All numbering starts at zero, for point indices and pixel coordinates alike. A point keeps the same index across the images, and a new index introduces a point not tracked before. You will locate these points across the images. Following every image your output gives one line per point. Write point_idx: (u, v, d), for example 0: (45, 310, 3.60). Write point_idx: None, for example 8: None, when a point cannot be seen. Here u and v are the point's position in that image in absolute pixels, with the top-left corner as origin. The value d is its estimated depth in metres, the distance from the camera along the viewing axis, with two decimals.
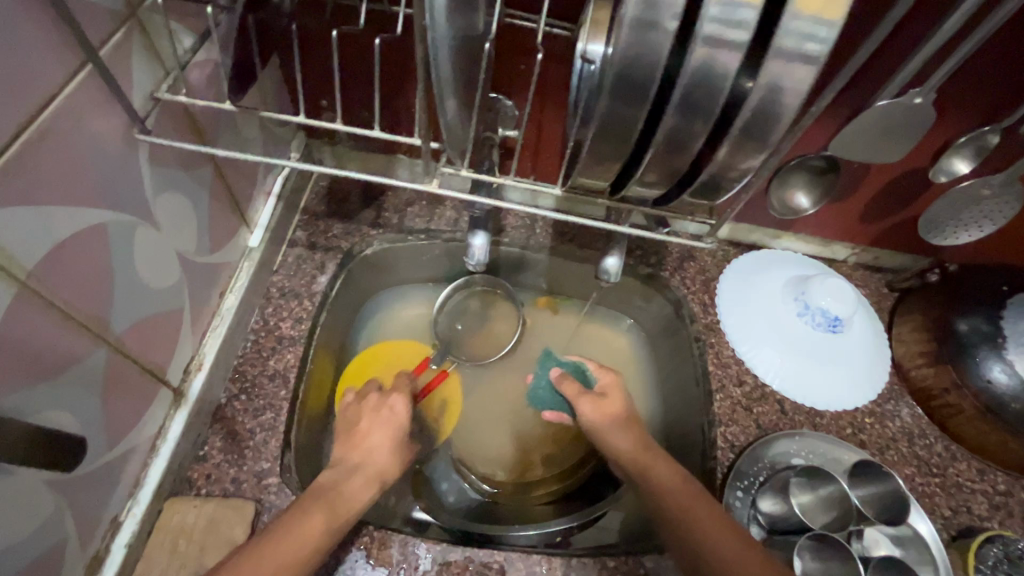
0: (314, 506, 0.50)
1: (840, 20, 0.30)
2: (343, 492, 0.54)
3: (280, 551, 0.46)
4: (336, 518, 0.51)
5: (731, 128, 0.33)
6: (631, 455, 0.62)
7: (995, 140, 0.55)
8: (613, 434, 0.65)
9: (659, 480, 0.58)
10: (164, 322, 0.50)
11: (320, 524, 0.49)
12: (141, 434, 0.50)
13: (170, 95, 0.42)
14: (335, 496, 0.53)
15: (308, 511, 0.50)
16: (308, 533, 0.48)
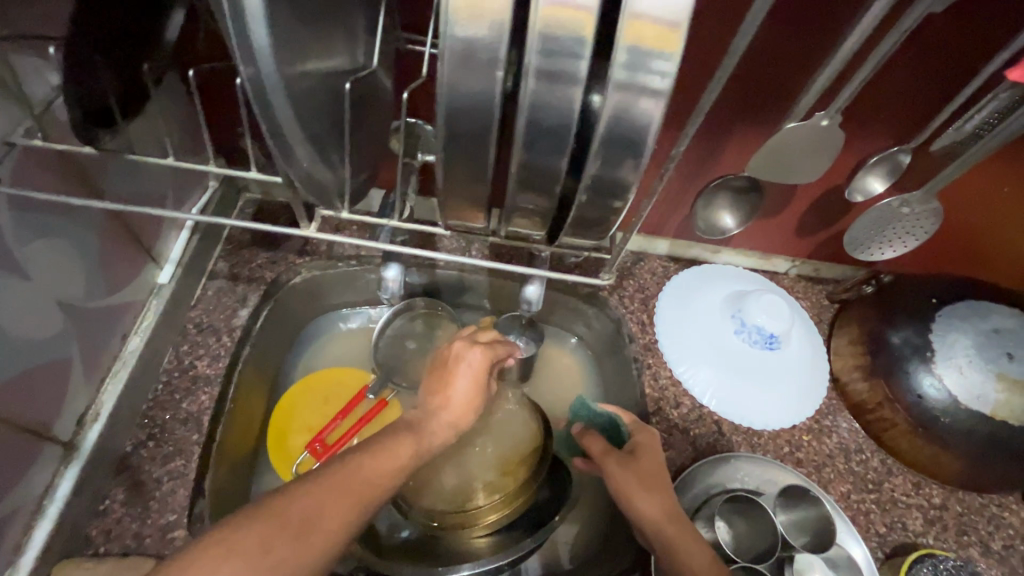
0: (408, 445, 0.46)
1: (680, 49, 0.28)
2: (442, 435, 0.49)
3: (359, 477, 0.41)
4: (424, 458, 0.47)
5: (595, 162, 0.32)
6: (654, 529, 0.50)
7: (906, 160, 0.53)
8: (639, 497, 0.51)
9: (689, 563, 0.48)
10: (42, 375, 0.48)
11: (412, 457, 0.45)
12: (22, 495, 0.47)
13: (25, 141, 0.40)
14: (427, 432, 0.48)
15: (408, 449, 0.46)
16: (392, 466, 0.44)
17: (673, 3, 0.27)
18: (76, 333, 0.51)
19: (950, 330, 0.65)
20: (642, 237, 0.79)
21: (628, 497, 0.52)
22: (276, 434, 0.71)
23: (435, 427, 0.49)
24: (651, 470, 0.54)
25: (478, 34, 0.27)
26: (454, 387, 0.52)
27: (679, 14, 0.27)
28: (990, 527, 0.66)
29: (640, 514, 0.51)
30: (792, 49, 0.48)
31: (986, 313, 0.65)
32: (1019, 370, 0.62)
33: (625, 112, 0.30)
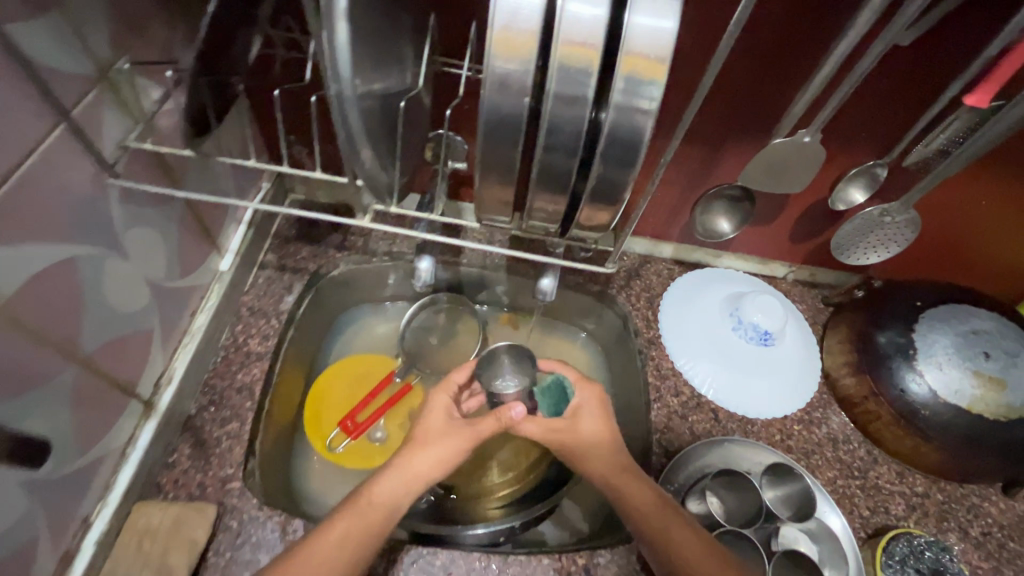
0: (348, 518, 0.52)
1: (666, 78, 0.34)
2: (380, 492, 0.54)
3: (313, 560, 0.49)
4: (372, 520, 0.53)
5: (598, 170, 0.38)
6: (604, 476, 0.59)
7: (883, 174, 0.60)
8: (582, 459, 0.61)
9: (636, 507, 0.57)
10: (132, 342, 0.54)
11: (354, 527, 0.52)
12: (112, 443, 0.54)
13: (137, 143, 0.48)
14: (362, 500, 0.54)
15: (350, 518, 0.52)
16: (334, 543, 0.51)
17: (662, 41, 0.33)
18: (158, 306, 0.58)
19: (933, 330, 0.71)
20: (648, 240, 0.85)
21: (576, 456, 0.62)
22: (312, 412, 0.79)
23: (375, 493, 0.54)
24: (595, 431, 0.62)
25: (507, 67, 0.34)
26: (427, 428, 0.59)
27: (663, 50, 0.33)
28: (969, 515, 0.71)
29: (590, 466, 0.60)
30: (773, 78, 0.56)
31: (967, 317, 0.71)
32: (995, 368, 0.67)
33: (622, 131, 0.36)
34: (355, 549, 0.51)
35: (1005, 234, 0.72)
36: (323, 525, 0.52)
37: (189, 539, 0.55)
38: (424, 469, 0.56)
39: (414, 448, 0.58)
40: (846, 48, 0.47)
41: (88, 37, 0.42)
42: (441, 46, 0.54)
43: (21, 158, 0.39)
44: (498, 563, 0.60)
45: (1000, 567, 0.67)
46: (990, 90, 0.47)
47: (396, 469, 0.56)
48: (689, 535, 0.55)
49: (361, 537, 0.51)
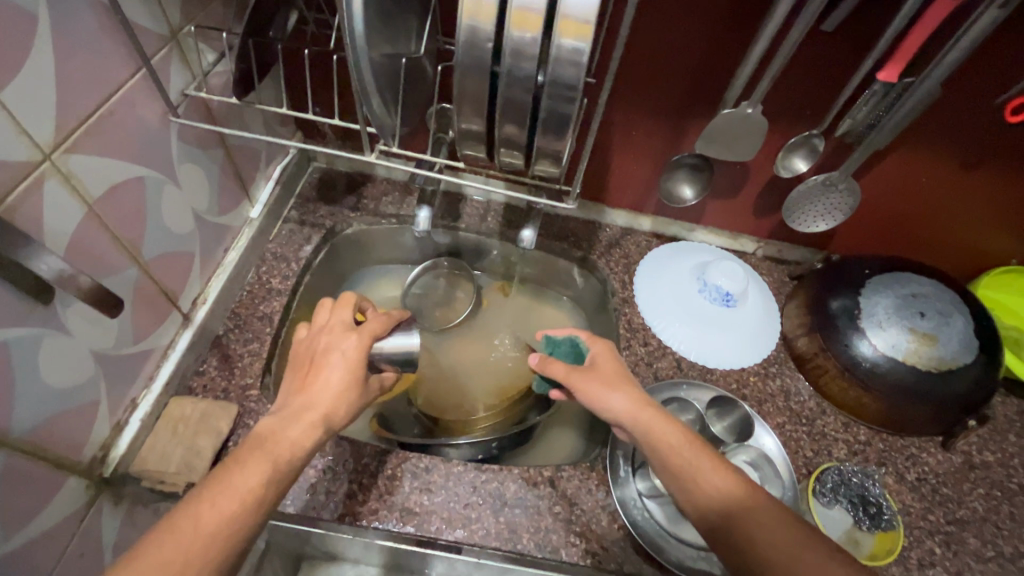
0: (256, 457, 0.47)
1: (592, 37, 0.42)
2: (293, 432, 0.49)
3: (215, 503, 0.43)
4: (276, 462, 0.47)
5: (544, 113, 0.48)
6: (630, 415, 0.59)
7: (820, 144, 0.71)
8: (604, 396, 0.60)
9: (670, 444, 0.56)
10: (177, 260, 0.66)
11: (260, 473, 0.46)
12: (156, 341, 0.66)
13: (195, 92, 0.60)
14: (270, 440, 0.48)
15: (256, 460, 0.47)
16: (239, 490, 0.45)
17: (588, 7, 0.41)
18: (199, 236, 0.70)
19: (875, 293, 0.77)
20: (628, 213, 0.93)
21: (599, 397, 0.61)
22: None
23: (268, 433, 0.49)
24: (609, 376, 0.62)
25: (470, 28, 0.43)
26: (322, 375, 0.53)
27: (589, 14, 0.41)
28: (907, 462, 0.78)
29: (613, 407, 0.60)
30: (721, 56, 0.66)
31: (907, 282, 0.78)
32: (929, 326, 0.74)
33: (562, 78, 0.44)
34: (257, 497, 0.45)
35: (949, 208, 0.80)
36: (225, 467, 0.46)
37: (214, 427, 0.65)
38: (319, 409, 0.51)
39: (304, 388, 0.53)
40: (771, 32, 0.57)
41: (165, 6, 0.55)
42: (444, 31, 0.66)
43: (113, 91, 0.51)
44: (474, 469, 0.69)
45: (931, 507, 0.74)
46: (898, 66, 0.58)
47: (302, 407, 0.51)
48: (722, 471, 0.54)
49: (265, 484, 0.46)
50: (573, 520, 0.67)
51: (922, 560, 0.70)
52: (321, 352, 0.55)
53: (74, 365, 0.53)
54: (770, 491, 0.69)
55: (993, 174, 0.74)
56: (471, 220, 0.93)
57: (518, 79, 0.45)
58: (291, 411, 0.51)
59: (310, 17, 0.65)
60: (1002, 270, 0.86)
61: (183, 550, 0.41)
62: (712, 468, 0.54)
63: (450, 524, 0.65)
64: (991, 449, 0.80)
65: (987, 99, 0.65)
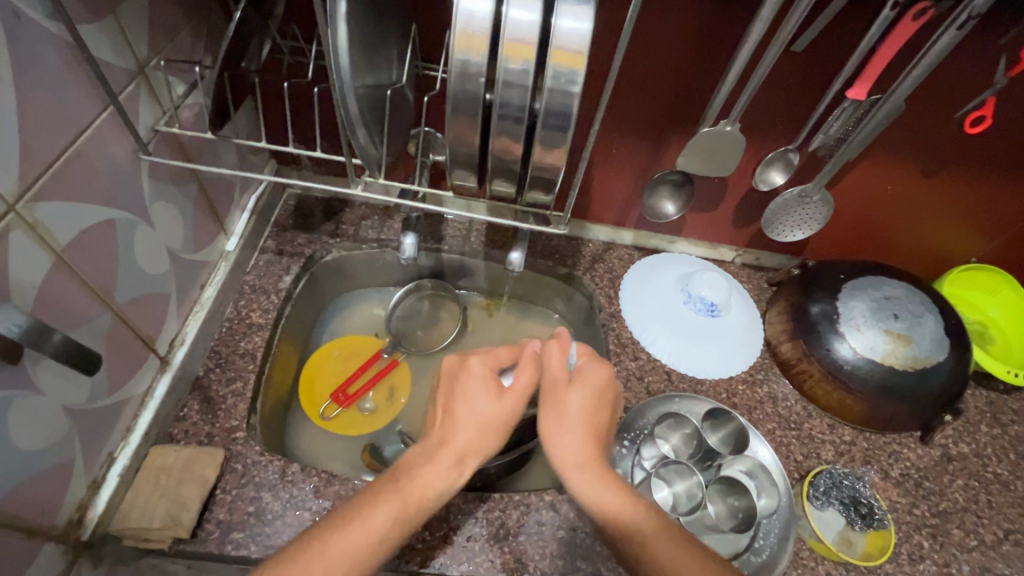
0: (387, 505, 0.49)
1: (585, 67, 0.42)
2: (432, 480, 0.52)
3: (354, 538, 0.46)
4: (411, 508, 0.50)
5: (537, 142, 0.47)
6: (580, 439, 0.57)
7: (795, 157, 0.74)
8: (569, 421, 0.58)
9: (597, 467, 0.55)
10: (152, 302, 0.63)
11: (390, 521, 0.48)
12: (132, 389, 0.62)
13: (166, 127, 0.57)
14: (406, 487, 0.51)
15: (389, 506, 0.49)
16: (372, 530, 0.47)
17: (581, 39, 0.41)
18: (175, 275, 0.67)
19: (852, 297, 0.80)
20: (610, 228, 0.94)
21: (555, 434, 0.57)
22: (306, 386, 0.86)
23: (419, 482, 0.52)
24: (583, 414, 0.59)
25: (462, 59, 0.42)
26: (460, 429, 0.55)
27: (583, 45, 0.41)
28: (890, 459, 0.80)
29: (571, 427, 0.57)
30: (698, 76, 0.68)
31: (881, 285, 0.81)
32: (904, 327, 0.77)
33: (555, 109, 0.44)
34: (387, 542, 0.47)
35: (918, 212, 0.84)
36: (350, 513, 0.48)
37: (200, 476, 0.62)
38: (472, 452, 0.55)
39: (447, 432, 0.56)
40: (746, 55, 0.59)
41: (133, 40, 0.52)
42: (424, 56, 0.65)
43: (78, 132, 0.48)
44: (474, 498, 0.68)
45: (916, 502, 0.77)
46: (866, 85, 0.60)
47: (445, 453, 0.54)
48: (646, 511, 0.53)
49: (395, 533, 0.48)
50: (578, 544, 0.66)
51: (912, 554, 0.72)
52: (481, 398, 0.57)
53: (47, 424, 0.50)
54: (766, 499, 0.71)
55: (956, 178, 0.78)
56: (455, 240, 0.91)
57: (510, 110, 0.45)
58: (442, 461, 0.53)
59: (284, 46, 0.63)
60: (966, 267, 0.89)
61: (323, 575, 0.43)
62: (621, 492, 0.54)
63: (455, 558, 0.64)
64: (965, 441, 0.84)
65: (950, 110, 0.69)
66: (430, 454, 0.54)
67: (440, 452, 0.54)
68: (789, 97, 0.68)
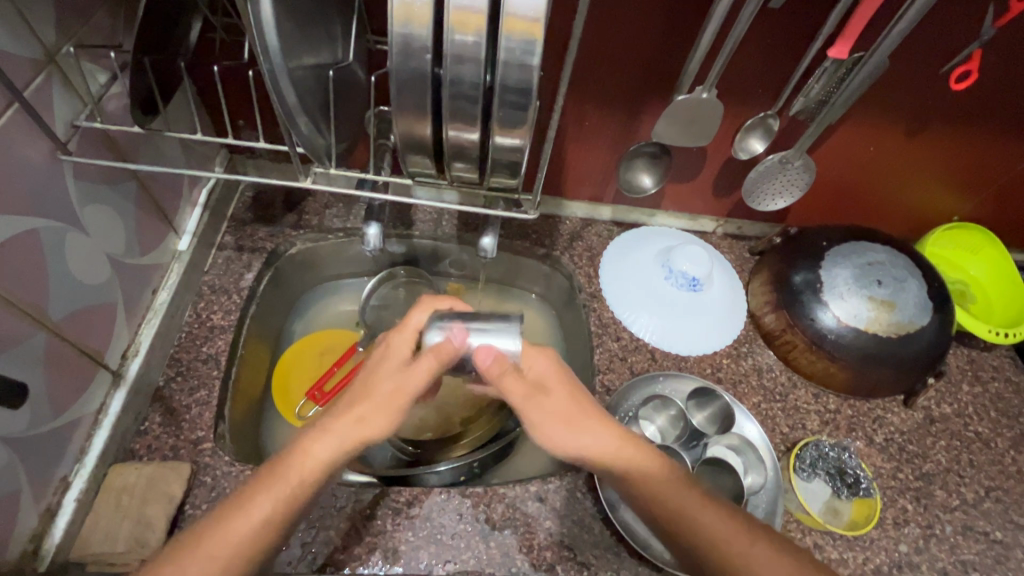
0: (268, 491, 0.48)
1: (544, 35, 0.37)
2: (318, 456, 0.50)
3: (239, 527, 0.46)
4: (297, 486, 0.49)
5: (495, 123, 0.43)
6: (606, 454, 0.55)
7: (774, 123, 0.71)
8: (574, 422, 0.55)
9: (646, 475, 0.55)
10: (96, 313, 0.59)
11: (273, 504, 0.48)
12: (83, 408, 0.59)
13: (87, 123, 0.51)
14: (288, 464, 0.49)
15: (269, 490, 0.48)
16: (257, 513, 0.47)
17: (535, 3, 0.36)
18: (119, 281, 0.62)
19: (835, 264, 0.78)
20: (587, 204, 0.90)
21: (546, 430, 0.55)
22: (280, 385, 0.82)
23: (310, 458, 0.50)
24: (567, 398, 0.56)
25: (405, 32, 0.37)
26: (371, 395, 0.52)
27: (538, 11, 0.36)
28: (874, 425, 0.80)
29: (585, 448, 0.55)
30: (672, 39, 0.63)
31: (864, 251, 0.79)
32: (887, 292, 0.75)
33: (512, 83, 0.40)
34: (277, 522, 0.48)
35: (904, 170, 0.81)
36: (240, 497, 0.48)
37: (164, 492, 0.58)
38: (365, 431, 0.51)
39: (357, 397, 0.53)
40: (722, 13, 0.55)
41: (34, 23, 0.46)
42: (375, 29, 0.59)
43: None
44: (457, 494, 0.66)
45: (900, 466, 0.77)
46: (848, 43, 0.56)
47: (338, 429, 0.51)
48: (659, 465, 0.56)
49: (279, 509, 0.48)
50: (564, 533, 0.65)
51: (897, 518, 0.73)
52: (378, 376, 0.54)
53: None
54: (753, 478, 0.71)
55: (938, 136, 0.75)
56: (426, 226, 0.87)
57: (463, 88, 0.40)
58: (338, 431, 0.51)
59: (217, 24, 0.57)
60: (946, 227, 0.87)
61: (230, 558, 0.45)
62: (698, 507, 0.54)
63: (440, 558, 0.62)
64: (947, 401, 0.84)
65: (935, 65, 0.66)
66: (322, 426, 0.51)
67: (337, 420, 0.51)
68: (770, 56, 0.63)
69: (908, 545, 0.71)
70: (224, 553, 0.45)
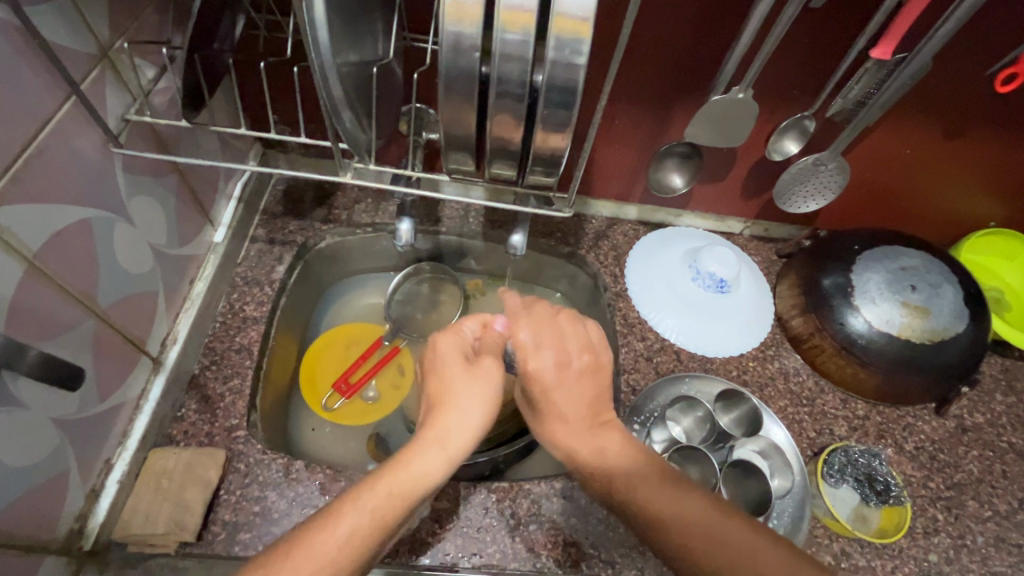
0: (357, 500, 0.46)
1: (592, 35, 0.38)
2: (415, 468, 0.48)
3: (329, 541, 0.44)
4: (395, 501, 0.47)
5: (537, 122, 0.43)
6: (580, 437, 0.57)
7: (811, 125, 0.70)
8: (557, 395, 0.58)
9: (616, 470, 0.54)
10: (140, 301, 0.61)
11: (372, 516, 0.45)
12: (126, 394, 0.60)
13: (137, 117, 0.53)
14: (390, 478, 0.47)
15: (367, 501, 0.46)
16: (354, 525, 0.45)
17: (586, 3, 0.37)
18: (160, 271, 0.64)
19: (867, 268, 0.77)
20: (613, 203, 0.90)
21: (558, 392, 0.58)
22: (307, 376, 0.83)
23: (410, 472, 0.48)
24: (585, 369, 0.60)
25: (456, 30, 0.38)
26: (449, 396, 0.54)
27: (587, 11, 0.37)
28: (904, 432, 0.79)
29: (565, 416, 0.58)
30: (709, 39, 0.63)
31: (897, 255, 0.78)
32: (921, 298, 0.74)
33: (558, 82, 0.40)
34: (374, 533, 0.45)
35: (941, 174, 0.79)
36: (329, 509, 0.46)
37: (202, 477, 0.60)
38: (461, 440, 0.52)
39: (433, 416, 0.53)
40: (763, 13, 0.54)
41: (91, 19, 0.48)
42: (411, 26, 0.60)
43: (39, 128, 0.44)
44: (483, 488, 0.67)
45: (931, 475, 0.76)
46: (893, 43, 0.56)
47: (432, 440, 0.51)
48: (634, 459, 0.55)
49: (380, 522, 0.46)
50: (589, 530, 0.65)
51: (927, 528, 0.72)
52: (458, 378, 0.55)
53: (36, 438, 0.48)
54: (779, 481, 0.71)
55: (979, 140, 0.74)
56: (452, 222, 0.88)
57: (509, 87, 0.41)
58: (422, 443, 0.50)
59: (260, 21, 0.58)
60: (983, 232, 0.86)
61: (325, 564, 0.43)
62: (675, 498, 0.51)
63: (466, 551, 0.63)
64: (980, 411, 0.82)
65: (980, 69, 0.65)
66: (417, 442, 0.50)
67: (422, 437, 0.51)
68: (810, 57, 0.63)
69: (938, 555, 0.70)
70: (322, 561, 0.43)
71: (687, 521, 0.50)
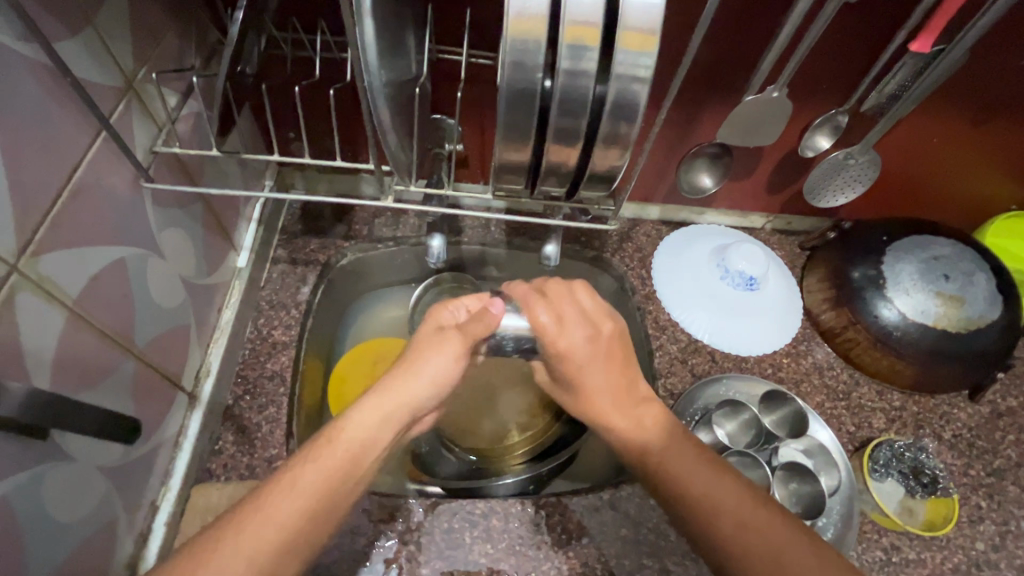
0: (314, 462, 0.46)
1: (658, 48, 0.36)
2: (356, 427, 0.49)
3: (281, 505, 0.43)
4: (344, 464, 0.46)
5: (597, 138, 0.42)
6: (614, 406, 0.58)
7: (844, 120, 0.69)
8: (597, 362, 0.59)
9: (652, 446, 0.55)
10: (173, 336, 0.59)
11: (319, 480, 0.45)
12: (165, 432, 0.59)
13: (165, 148, 0.51)
14: (334, 439, 0.47)
15: (317, 464, 0.46)
16: (299, 487, 0.44)
17: (654, 15, 0.35)
18: (190, 303, 0.62)
19: (899, 259, 0.76)
20: (636, 204, 0.89)
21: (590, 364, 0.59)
22: (336, 397, 0.81)
23: (354, 434, 0.48)
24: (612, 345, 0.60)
25: (519, 50, 0.37)
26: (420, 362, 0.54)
27: (656, 23, 0.36)
28: (941, 421, 0.79)
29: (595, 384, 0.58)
30: (742, 36, 0.61)
31: (927, 245, 0.77)
32: (954, 287, 0.74)
33: (622, 97, 0.39)
34: (321, 500, 0.44)
35: (968, 161, 0.79)
36: (285, 470, 0.45)
37: None
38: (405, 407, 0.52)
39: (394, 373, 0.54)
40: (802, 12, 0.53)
41: (116, 51, 0.46)
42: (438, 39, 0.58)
43: (71, 170, 0.42)
44: (532, 504, 0.66)
45: (971, 462, 0.76)
46: (931, 37, 0.55)
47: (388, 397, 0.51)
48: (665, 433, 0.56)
49: (329, 487, 0.45)
50: (642, 541, 0.65)
51: (972, 516, 0.72)
52: (431, 344, 0.55)
53: (85, 489, 0.46)
54: (825, 479, 0.71)
55: (1008, 126, 0.73)
56: (474, 233, 0.87)
57: (570, 104, 0.39)
58: (384, 402, 0.51)
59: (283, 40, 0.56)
60: (1008, 216, 0.86)
61: (272, 528, 0.42)
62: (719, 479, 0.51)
63: (521, 570, 0.62)
64: (1013, 394, 0.83)
65: (1012, 57, 0.65)
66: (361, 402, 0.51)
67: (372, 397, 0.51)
68: (845, 52, 0.62)
69: (985, 543, 0.71)
70: (274, 529, 0.42)
71: (732, 501, 0.49)
